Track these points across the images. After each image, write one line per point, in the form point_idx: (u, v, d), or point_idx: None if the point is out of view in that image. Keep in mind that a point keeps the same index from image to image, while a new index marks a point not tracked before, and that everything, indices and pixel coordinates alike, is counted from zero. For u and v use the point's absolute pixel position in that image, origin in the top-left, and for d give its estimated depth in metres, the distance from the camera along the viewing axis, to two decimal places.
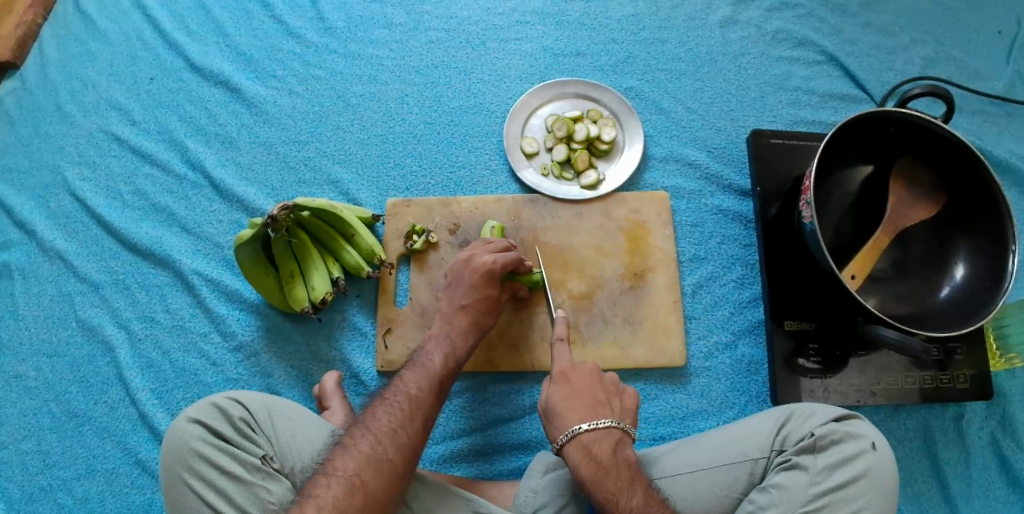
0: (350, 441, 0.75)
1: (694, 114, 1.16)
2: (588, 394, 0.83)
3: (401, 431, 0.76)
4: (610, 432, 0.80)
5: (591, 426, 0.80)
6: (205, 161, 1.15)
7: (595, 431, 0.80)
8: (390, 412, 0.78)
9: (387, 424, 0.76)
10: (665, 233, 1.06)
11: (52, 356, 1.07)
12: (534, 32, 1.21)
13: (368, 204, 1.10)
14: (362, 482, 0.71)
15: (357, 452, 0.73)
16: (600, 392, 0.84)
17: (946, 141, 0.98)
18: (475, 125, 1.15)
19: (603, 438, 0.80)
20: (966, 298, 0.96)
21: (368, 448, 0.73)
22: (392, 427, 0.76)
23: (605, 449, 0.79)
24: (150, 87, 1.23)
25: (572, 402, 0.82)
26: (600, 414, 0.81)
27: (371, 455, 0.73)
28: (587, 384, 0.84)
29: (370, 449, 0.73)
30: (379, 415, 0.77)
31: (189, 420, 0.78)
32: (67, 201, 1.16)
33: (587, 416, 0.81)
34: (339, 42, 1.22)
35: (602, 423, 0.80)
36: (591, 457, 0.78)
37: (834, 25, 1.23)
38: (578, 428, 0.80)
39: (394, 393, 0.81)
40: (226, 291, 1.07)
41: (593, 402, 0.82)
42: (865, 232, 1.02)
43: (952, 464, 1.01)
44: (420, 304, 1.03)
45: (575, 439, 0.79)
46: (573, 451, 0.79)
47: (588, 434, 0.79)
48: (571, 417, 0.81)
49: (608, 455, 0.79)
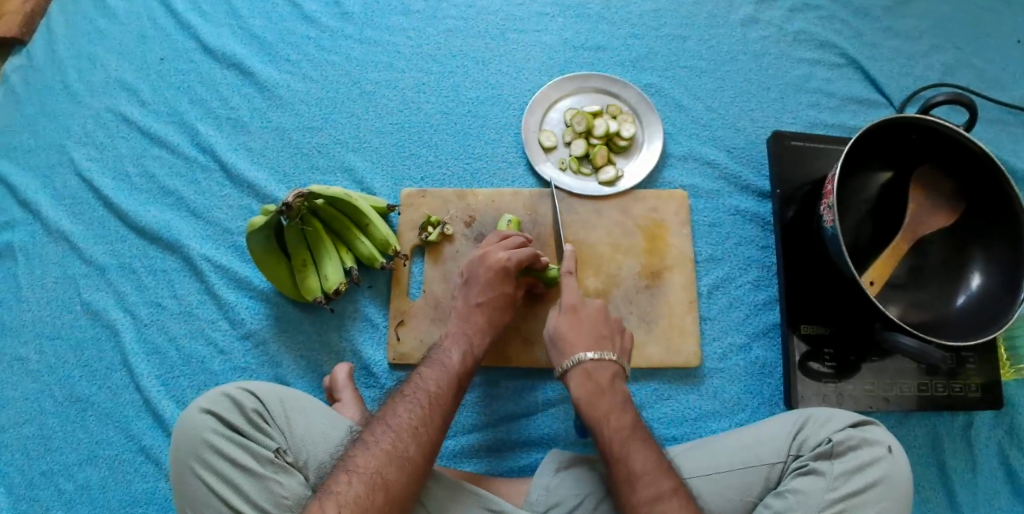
0: (371, 438, 0.75)
1: (713, 113, 1.15)
2: (592, 327, 0.88)
3: (422, 429, 0.77)
4: (610, 364, 0.84)
5: (597, 356, 0.84)
6: (216, 145, 1.13)
7: (598, 360, 0.84)
8: (410, 409, 0.79)
9: (408, 422, 0.77)
10: (682, 233, 1.05)
11: (56, 339, 1.05)
12: (554, 24, 1.20)
13: (382, 194, 1.09)
14: (383, 480, 0.72)
15: (378, 449, 0.74)
16: (604, 329, 0.88)
17: (968, 150, 0.97)
18: (492, 116, 1.14)
19: (604, 367, 0.84)
20: (982, 306, 0.96)
21: (389, 445, 0.74)
22: (413, 425, 0.77)
23: (605, 376, 0.83)
24: (160, 68, 1.20)
25: (578, 333, 0.87)
26: (603, 346, 0.86)
27: (392, 452, 0.74)
28: (595, 319, 0.89)
29: (391, 446, 0.74)
30: (400, 412, 0.78)
31: (201, 411, 0.77)
32: (73, 181, 1.14)
33: (592, 346, 0.85)
34: (355, 28, 1.20)
35: (606, 355, 0.85)
36: (591, 382, 0.82)
37: (856, 28, 1.22)
38: (582, 355, 0.84)
39: (414, 389, 0.81)
40: (236, 278, 1.05)
41: (598, 335, 0.87)
42: (884, 238, 1.02)
43: (960, 472, 1.01)
44: (434, 297, 1.02)
45: (579, 365, 0.83)
46: (575, 377, 0.83)
47: (591, 362, 0.84)
48: (576, 346, 0.85)
49: (607, 383, 0.83)
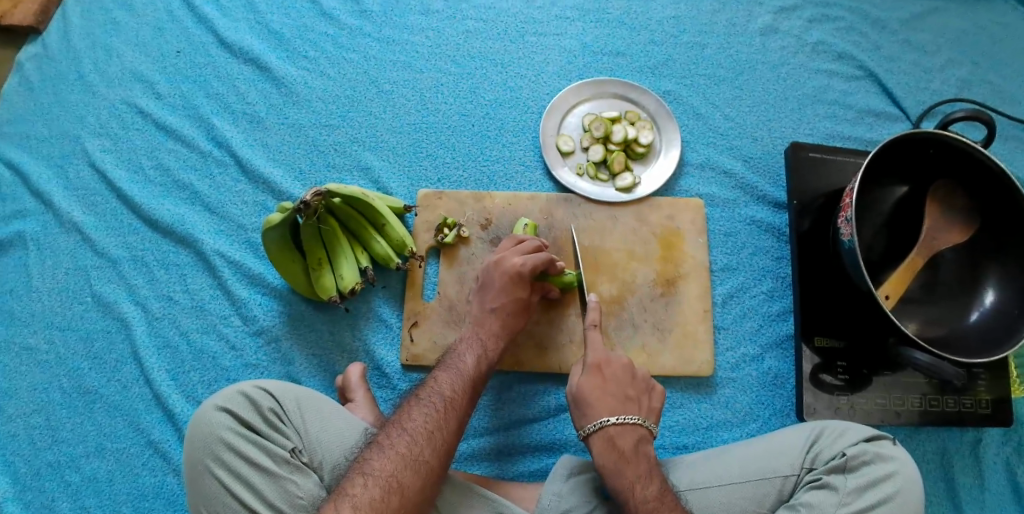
0: (386, 441, 0.75)
1: (731, 122, 1.15)
2: (617, 387, 0.86)
3: (438, 433, 0.77)
4: (635, 428, 0.83)
5: (620, 420, 0.82)
6: (232, 140, 1.13)
7: (621, 424, 0.82)
8: (425, 413, 0.78)
9: (423, 426, 0.77)
10: (698, 241, 1.05)
11: (65, 330, 1.05)
12: (573, 29, 1.19)
13: (399, 194, 1.08)
14: (399, 483, 0.71)
15: (393, 452, 0.74)
16: (630, 390, 0.86)
17: (986, 169, 0.96)
18: (510, 119, 1.13)
19: (628, 432, 0.82)
20: (994, 325, 0.96)
21: (405, 449, 0.74)
22: (428, 429, 0.77)
23: (629, 443, 0.81)
24: (177, 61, 1.20)
25: (602, 393, 0.85)
26: (627, 409, 0.84)
27: (408, 456, 0.74)
28: (620, 379, 0.87)
29: (407, 449, 0.74)
30: (415, 416, 0.78)
31: (217, 409, 0.77)
32: (86, 172, 1.14)
33: (616, 409, 0.84)
34: (374, 27, 1.19)
35: (629, 418, 0.83)
36: (614, 449, 0.81)
37: (874, 41, 1.22)
38: (605, 419, 0.82)
39: (430, 393, 0.81)
40: (249, 275, 1.05)
41: (623, 397, 0.85)
42: (898, 253, 1.02)
43: (967, 487, 1.01)
44: (448, 299, 1.01)
45: (602, 429, 0.82)
46: (598, 442, 0.82)
47: (614, 427, 0.82)
48: (599, 409, 0.83)
49: (631, 448, 0.81)
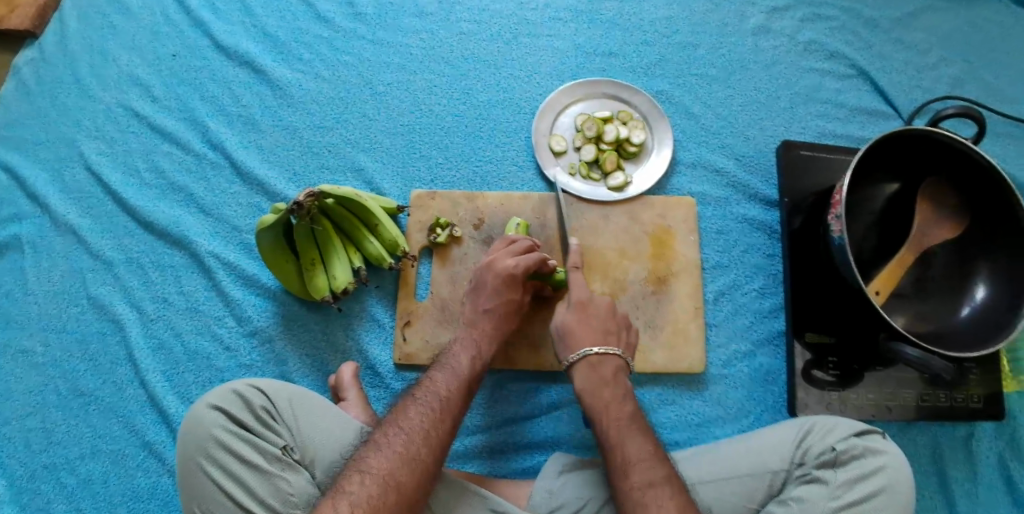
0: (383, 440, 0.76)
1: (723, 121, 1.15)
2: (600, 323, 0.88)
3: (434, 432, 0.77)
4: (614, 358, 0.85)
5: (602, 351, 0.85)
6: (227, 142, 1.14)
7: (602, 354, 0.85)
8: (422, 412, 0.79)
9: (420, 425, 0.77)
10: (690, 239, 1.05)
11: (61, 332, 1.05)
12: (566, 29, 1.20)
13: (392, 194, 1.09)
14: (396, 482, 0.72)
15: (390, 450, 0.74)
16: (611, 325, 0.88)
17: (976, 164, 0.97)
18: (503, 119, 1.14)
19: (607, 361, 0.85)
20: (985, 320, 0.96)
21: (402, 447, 0.75)
22: (424, 428, 0.77)
23: (609, 370, 0.84)
24: (173, 64, 1.20)
25: (585, 326, 0.87)
26: (608, 341, 0.86)
27: (406, 454, 0.74)
28: (603, 316, 0.88)
29: (404, 447, 0.75)
30: (411, 415, 0.78)
31: (209, 406, 0.77)
32: (82, 175, 1.14)
33: (597, 341, 0.86)
34: (368, 29, 1.20)
35: (610, 350, 0.85)
36: (594, 375, 0.84)
37: (866, 40, 1.22)
38: (588, 350, 0.85)
39: (425, 393, 0.81)
40: (244, 275, 1.06)
41: (605, 330, 0.87)
42: (889, 249, 1.02)
43: (960, 482, 1.01)
44: (440, 298, 1.02)
45: (583, 358, 0.85)
46: (580, 370, 0.84)
47: (595, 355, 0.85)
48: (583, 340, 0.86)
49: (611, 375, 0.84)
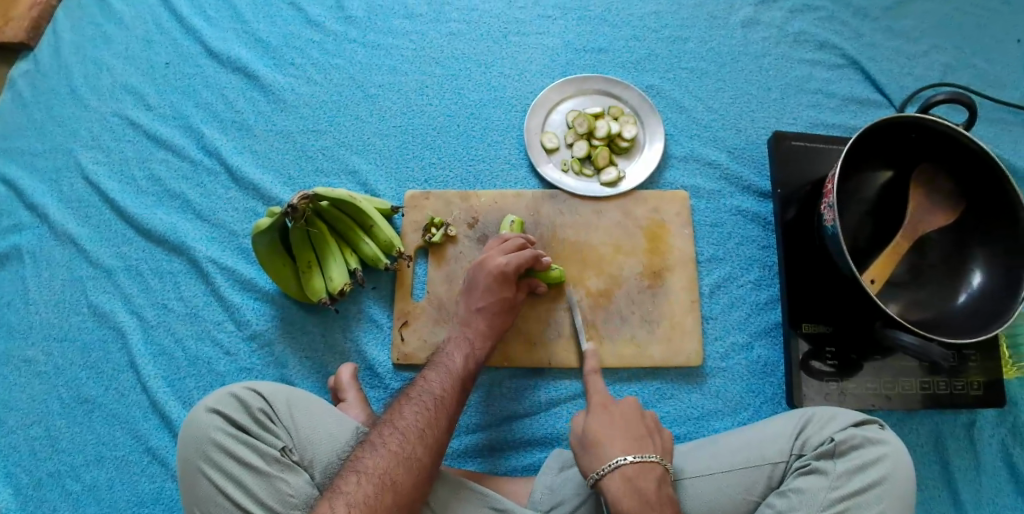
0: (378, 439, 0.76)
1: (714, 114, 1.15)
2: (629, 427, 0.81)
3: (429, 430, 0.78)
4: (654, 467, 0.77)
5: (638, 459, 0.77)
6: (222, 148, 1.14)
7: (638, 464, 0.77)
8: (416, 411, 0.79)
9: (414, 424, 0.78)
10: (684, 233, 1.06)
11: (62, 340, 1.06)
12: (556, 27, 1.20)
13: (386, 196, 1.09)
14: (392, 481, 0.72)
15: (385, 449, 0.75)
16: (641, 429, 0.81)
17: (968, 149, 0.98)
18: (496, 119, 1.14)
19: (647, 471, 0.76)
20: (982, 305, 0.97)
21: (397, 446, 0.75)
22: (419, 427, 0.78)
23: (649, 483, 0.76)
24: (166, 72, 1.21)
25: (612, 435, 0.80)
26: (643, 448, 0.79)
27: (401, 453, 0.75)
28: (629, 418, 0.82)
29: (398, 446, 0.75)
30: (406, 414, 0.79)
31: (208, 410, 0.78)
32: (80, 184, 1.15)
33: (630, 448, 0.78)
34: (360, 32, 1.21)
35: (647, 457, 0.77)
36: (636, 491, 0.75)
37: (856, 28, 1.22)
38: (620, 459, 0.77)
39: (419, 392, 0.82)
40: (242, 280, 1.06)
41: (636, 436, 0.80)
42: (884, 238, 1.02)
43: (963, 470, 1.03)
44: (437, 297, 1.02)
45: (617, 469, 0.76)
46: (615, 486, 0.75)
47: (630, 467, 0.76)
48: (613, 449, 0.78)
49: (653, 490, 0.75)
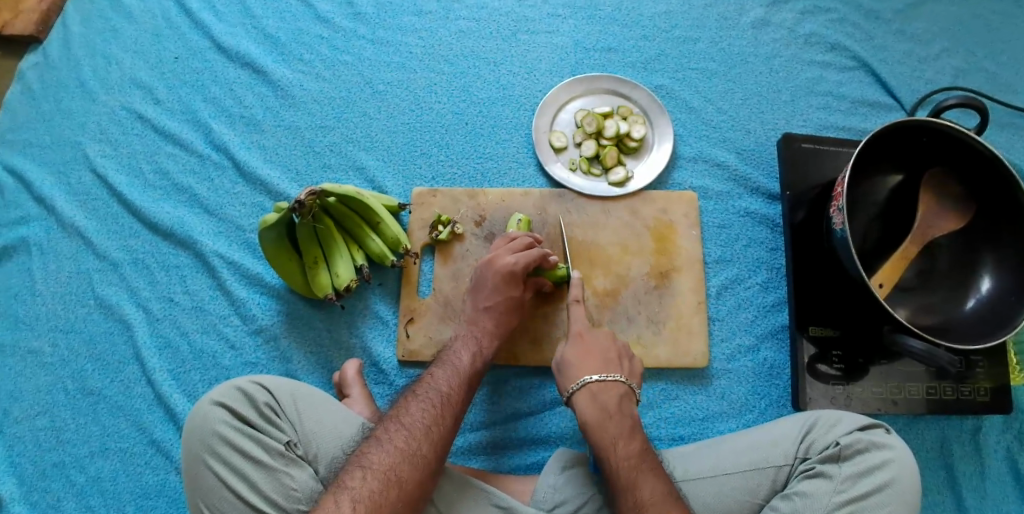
0: (384, 435, 0.76)
1: (723, 115, 1.15)
2: (600, 351, 0.89)
3: (435, 427, 0.78)
4: (617, 385, 0.85)
5: (602, 377, 0.85)
6: (229, 142, 1.14)
7: (603, 382, 0.85)
8: (423, 408, 0.79)
9: (420, 421, 0.78)
10: (692, 234, 1.05)
11: (68, 332, 1.07)
12: (565, 26, 1.20)
13: (393, 192, 1.09)
14: (398, 477, 0.72)
15: (391, 445, 0.75)
16: (611, 354, 0.89)
17: (980, 155, 0.97)
18: (504, 117, 1.14)
19: (609, 388, 0.85)
20: (991, 311, 0.97)
21: (403, 442, 0.75)
22: (426, 424, 0.77)
23: (611, 399, 0.84)
24: (175, 67, 1.21)
25: (584, 357, 0.88)
26: (610, 369, 0.87)
27: (406, 449, 0.74)
28: (603, 344, 0.90)
29: (404, 442, 0.75)
30: (413, 411, 0.79)
31: (213, 403, 0.78)
32: (87, 177, 1.15)
33: (598, 369, 0.86)
34: (368, 28, 1.20)
35: (612, 376, 0.86)
36: (598, 404, 0.83)
37: (867, 31, 1.22)
38: (587, 377, 0.85)
39: (426, 389, 0.82)
40: (248, 275, 1.06)
41: (605, 359, 0.88)
42: (893, 242, 1.02)
43: (968, 476, 1.04)
44: (443, 294, 1.02)
45: (584, 387, 0.85)
46: (581, 400, 0.84)
47: (596, 383, 0.85)
48: (582, 370, 0.86)
49: (614, 404, 0.83)
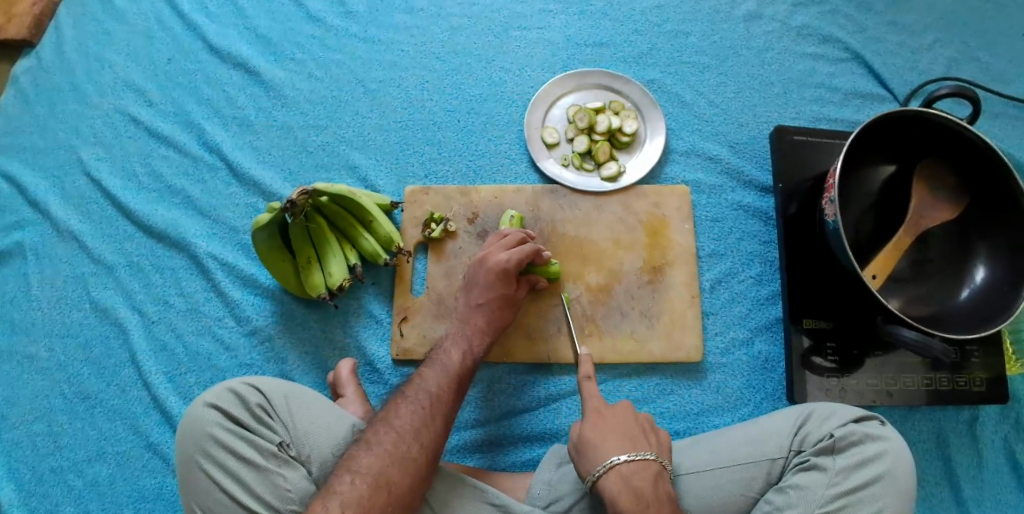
0: (373, 438, 0.76)
1: (716, 108, 1.15)
2: (622, 427, 0.81)
3: (425, 429, 0.78)
4: (649, 464, 0.77)
5: (632, 457, 0.77)
6: (222, 144, 1.14)
7: (632, 463, 0.77)
8: (412, 410, 0.79)
9: (410, 423, 0.78)
10: (684, 228, 1.05)
11: (65, 336, 1.07)
12: (557, 21, 1.19)
13: (386, 191, 1.09)
14: (387, 480, 0.72)
15: (380, 448, 0.75)
16: (634, 428, 0.81)
17: (972, 144, 0.98)
18: (496, 113, 1.14)
19: (642, 469, 0.76)
20: (984, 301, 0.97)
21: (392, 445, 0.75)
22: (415, 426, 0.77)
23: (645, 481, 0.75)
24: (167, 69, 1.21)
25: (607, 435, 0.80)
26: (637, 446, 0.79)
27: (395, 452, 0.75)
28: (623, 419, 0.82)
29: (393, 446, 0.75)
30: (402, 413, 0.79)
31: (206, 405, 0.79)
32: (82, 181, 1.16)
33: (625, 448, 0.78)
34: (360, 27, 1.20)
35: (642, 455, 0.78)
36: (631, 489, 0.75)
37: (860, 23, 1.22)
38: (615, 458, 0.77)
39: (416, 391, 0.82)
40: (242, 276, 1.07)
41: (629, 435, 0.80)
42: (886, 232, 1.02)
43: (965, 467, 1.04)
44: (437, 293, 1.02)
45: (612, 469, 0.76)
46: (610, 484, 0.75)
47: (625, 465, 0.76)
48: (607, 450, 0.78)
49: (649, 487, 0.75)
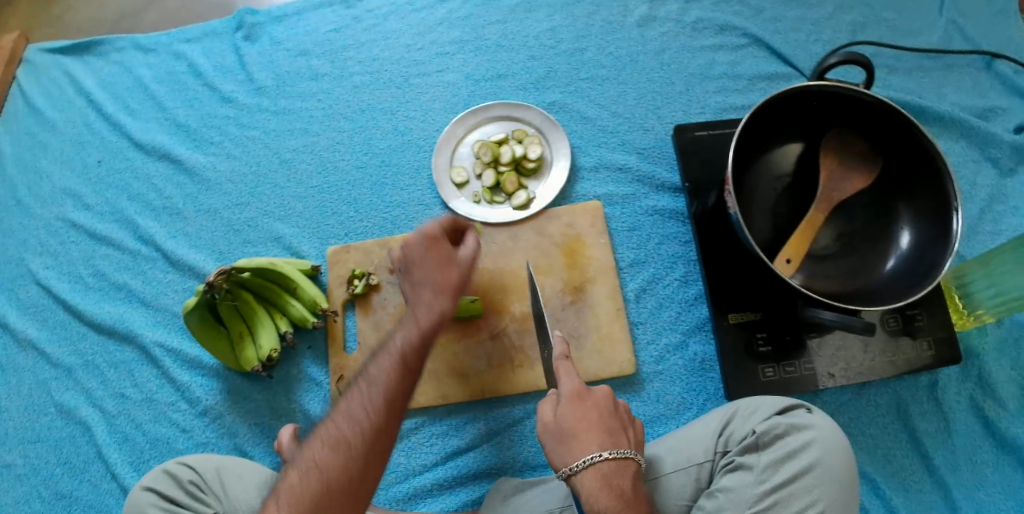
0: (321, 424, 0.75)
1: (620, 118, 1.16)
2: (602, 419, 0.80)
3: (366, 414, 0.73)
4: (630, 463, 0.77)
5: (613, 455, 0.76)
6: (157, 235, 1.19)
7: (614, 461, 0.76)
8: (359, 392, 0.75)
9: (353, 407, 0.74)
10: (600, 242, 1.06)
11: (36, 442, 1.12)
12: (455, 62, 1.22)
13: (311, 255, 1.13)
14: (321, 463, 0.71)
15: (324, 433, 0.73)
16: (615, 422, 0.81)
17: (874, 108, 0.96)
18: (406, 162, 1.17)
19: (623, 468, 0.77)
20: (914, 263, 0.95)
21: (332, 431, 0.73)
22: (356, 411, 0.74)
23: (627, 481, 0.76)
24: (99, 170, 1.27)
25: (586, 426, 0.79)
26: (618, 443, 0.78)
27: (334, 437, 0.72)
28: (604, 410, 0.81)
29: (334, 431, 0.73)
30: (351, 397, 0.76)
31: (143, 488, 0.82)
32: (34, 290, 1.21)
33: (605, 444, 0.77)
34: (270, 100, 1.25)
35: (624, 452, 0.78)
36: (611, 487, 0.75)
37: (756, 6, 1.22)
38: (594, 456, 0.76)
39: (370, 371, 0.77)
40: (188, 359, 1.11)
41: (610, 430, 0.79)
42: (802, 211, 1.00)
43: (932, 434, 1.02)
44: (369, 347, 1.05)
45: (591, 466, 0.76)
46: (588, 480, 0.76)
47: (606, 463, 0.76)
48: (587, 445, 0.77)
49: (631, 490, 0.75)
